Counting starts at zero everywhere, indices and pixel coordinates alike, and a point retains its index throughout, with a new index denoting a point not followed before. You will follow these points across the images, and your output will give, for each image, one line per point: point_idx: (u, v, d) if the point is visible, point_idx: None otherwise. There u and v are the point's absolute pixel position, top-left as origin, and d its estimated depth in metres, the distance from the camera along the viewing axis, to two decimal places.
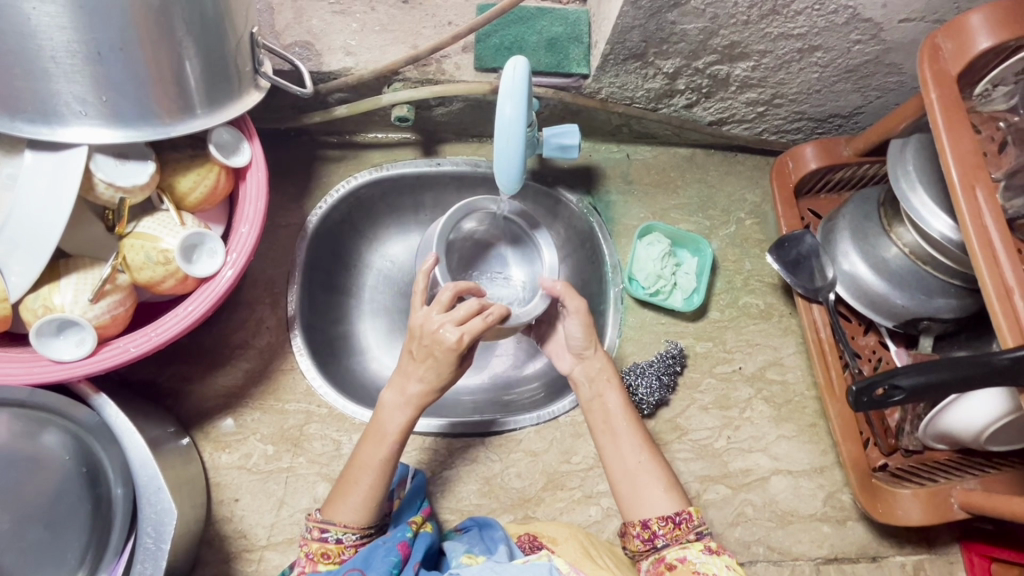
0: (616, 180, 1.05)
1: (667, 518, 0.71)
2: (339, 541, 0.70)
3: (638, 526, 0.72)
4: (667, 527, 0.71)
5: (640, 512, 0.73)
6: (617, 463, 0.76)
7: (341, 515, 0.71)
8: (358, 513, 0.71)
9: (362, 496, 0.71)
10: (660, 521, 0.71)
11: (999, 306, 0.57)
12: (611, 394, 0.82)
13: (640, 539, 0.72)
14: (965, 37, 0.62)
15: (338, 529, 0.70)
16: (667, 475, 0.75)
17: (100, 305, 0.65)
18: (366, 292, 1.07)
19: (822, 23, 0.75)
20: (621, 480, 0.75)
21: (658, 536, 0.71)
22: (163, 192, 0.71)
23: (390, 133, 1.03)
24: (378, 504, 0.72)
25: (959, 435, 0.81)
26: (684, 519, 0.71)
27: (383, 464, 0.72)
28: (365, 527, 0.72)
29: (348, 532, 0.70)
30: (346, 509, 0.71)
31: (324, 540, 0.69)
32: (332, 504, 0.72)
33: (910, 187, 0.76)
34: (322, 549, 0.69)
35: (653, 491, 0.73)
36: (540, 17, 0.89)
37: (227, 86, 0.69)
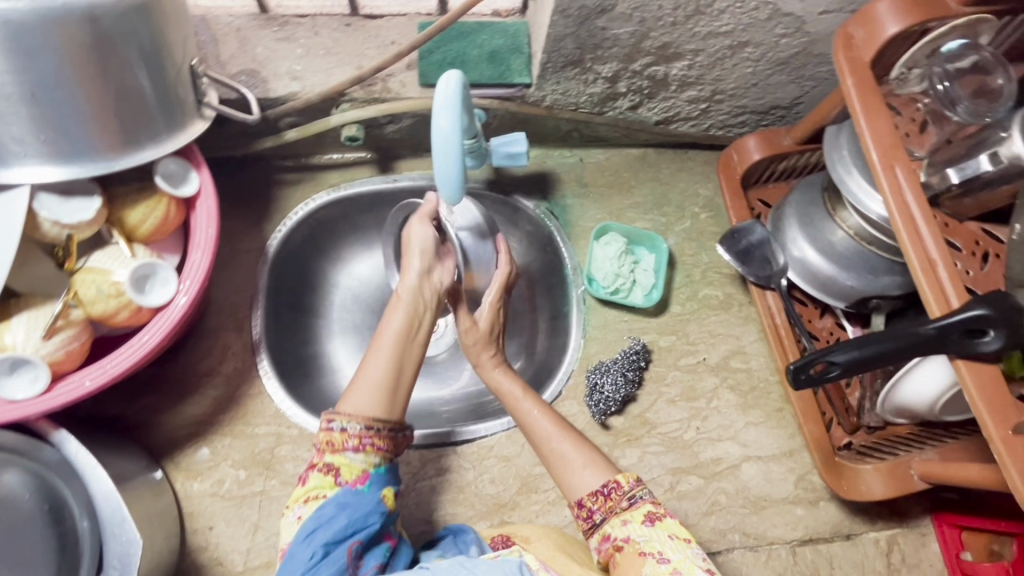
0: (571, 183, 1.07)
1: (598, 492, 0.73)
2: (344, 430, 0.69)
3: (576, 506, 0.74)
4: (600, 501, 0.73)
5: (576, 492, 0.75)
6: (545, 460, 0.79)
7: (350, 405, 0.72)
8: (364, 402, 0.72)
9: (371, 385, 0.73)
10: (592, 497, 0.73)
11: (925, 277, 0.60)
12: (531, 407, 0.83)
13: (582, 519, 0.74)
14: (875, 24, 0.65)
15: (343, 419, 0.70)
16: (593, 454, 0.77)
17: (53, 342, 0.66)
18: (334, 312, 1.08)
19: (746, 20, 0.78)
20: (557, 468, 0.78)
21: (595, 512, 0.73)
22: (113, 226, 0.72)
23: (345, 153, 1.04)
24: (390, 394, 0.74)
25: (915, 407, 0.81)
26: (613, 489, 0.73)
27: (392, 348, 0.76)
28: (372, 419, 0.71)
29: (354, 421, 0.70)
30: (354, 398, 0.72)
31: (330, 430, 0.70)
32: (345, 399, 0.73)
33: (846, 172, 0.78)
34: (328, 439, 0.69)
35: (580, 471, 0.76)
36: (480, 30, 0.91)
37: (171, 117, 0.70)
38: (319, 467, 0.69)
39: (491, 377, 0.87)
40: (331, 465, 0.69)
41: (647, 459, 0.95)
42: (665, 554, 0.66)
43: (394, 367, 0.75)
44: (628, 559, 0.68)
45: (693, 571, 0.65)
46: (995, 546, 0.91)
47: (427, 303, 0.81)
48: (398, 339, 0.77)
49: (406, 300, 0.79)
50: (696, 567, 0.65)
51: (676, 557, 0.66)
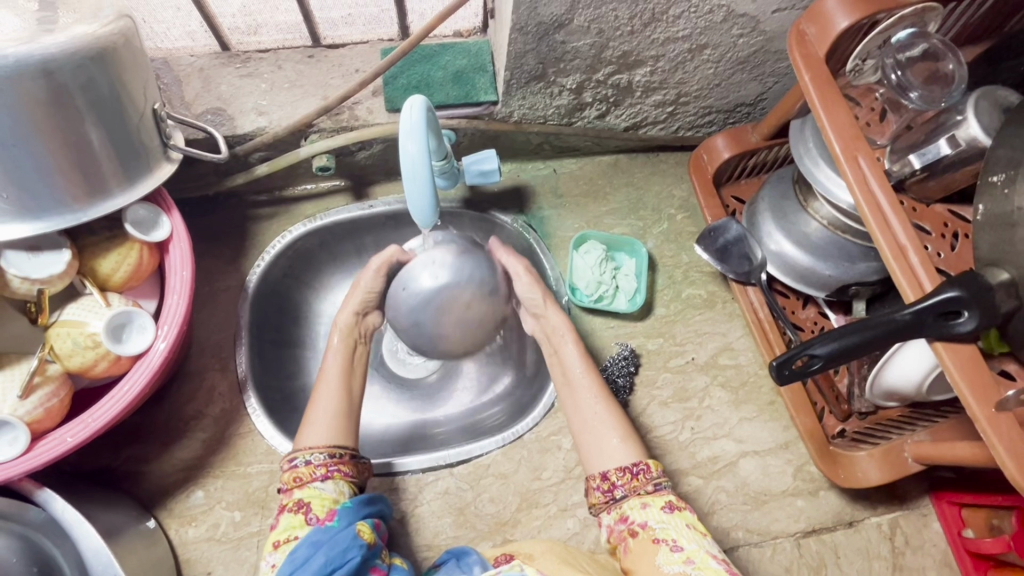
0: (547, 195, 1.07)
1: (625, 469, 0.73)
2: (309, 462, 0.71)
3: (598, 478, 0.74)
4: (625, 478, 0.72)
5: (600, 465, 0.75)
6: (576, 414, 0.80)
7: (307, 442, 0.74)
8: (323, 433, 0.74)
9: (322, 418, 0.76)
10: (618, 472, 0.73)
11: (897, 263, 0.60)
12: (568, 347, 0.86)
13: (601, 491, 0.73)
14: (825, 20, 0.66)
15: (305, 453, 0.72)
16: (624, 426, 0.78)
17: (31, 400, 0.65)
18: (320, 343, 1.07)
19: (702, 23, 0.79)
20: (584, 428, 0.79)
21: (617, 487, 0.72)
22: (85, 277, 0.71)
23: (319, 183, 1.04)
24: (346, 422, 0.77)
25: (903, 389, 0.82)
26: (643, 470, 0.73)
27: (336, 383, 0.81)
28: (334, 447, 0.73)
29: (315, 452, 0.72)
30: (309, 436, 0.75)
31: (294, 467, 0.71)
32: (300, 437, 0.75)
33: (814, 164, 0.79)
34: (293, 475, 0.71)
35: (611, 440, 0.77)
36: (443, 52, 0.91)
37: (135, 163, 0.70)
38: (288, 507, 0.69)
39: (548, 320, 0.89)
40: (302, 500, 0.69)
41: None
42: (679, 542, 0.66)
43: (344, 401, 0.79)
44: (641, 546, 0.68)
45: (706, 560, 0.64)
46: (994, 521, 0.90)
47: (359, 340, 0.88)
48: (340, 379, 0.81)
49: (344, 332, 0.87)
50: (709, 556, 0.65)
51: (690, 546, 0.66)
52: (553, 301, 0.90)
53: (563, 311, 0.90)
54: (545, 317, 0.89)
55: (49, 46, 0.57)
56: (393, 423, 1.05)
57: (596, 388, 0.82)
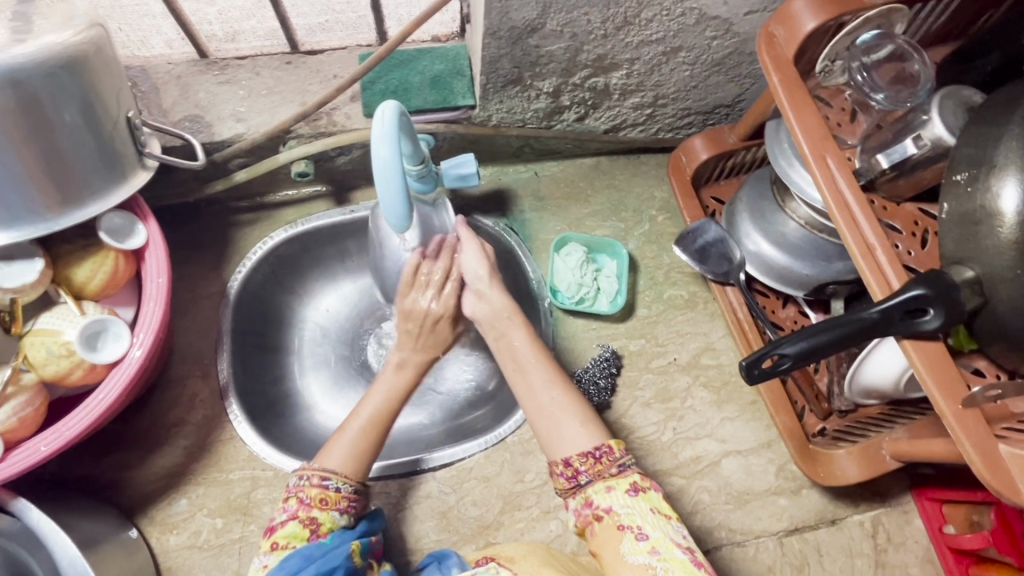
0: (529, 198, 1.08)
1: (587, 454, 0.71)
2: (339, 490, 0.72)
3: (561, 465, 0.72)
4: (589, 463, 0.71)
5: (563, 451, 0.72)
6: (530, 400, 0.77)
7: (331, 462, 0.74)
8: (349, 463, 0.74)
9: (352, 441, 0.75)
10: (581, 458, 0.71)
11: (866, 263, 0.61)
12: (516, 332, 0.81)
13: (565, 477, 0.72)
14: (793, 22, 0.66)
15: (338, 478, 0.73)
16: (586, 411, 0.75)
17: (4, 410, 0.65)
18: (304, 348, 1.07)
19: (675, 26, 0.80)
20: (540, 416, 0.75)
21: (581, 473, 0.71)
22: (60, 285, 0.71)
23: (300, 189, 1.04)
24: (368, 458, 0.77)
25: (881, 386, 0.83)
26: (605, 453, 0.71)
27: (382, 415, 0.79)
28: (353, 479, 0.74)
29: (347, 482, 0.73)
30: (338, 459, 0.74)
31: (324, 488, 0.72)
32: (324, 454, 0.75)
33: (789, 164, 0.80)
34: (321, 496, 0.71)
35: (572, 427, 0.73)
36: (420, 57, 0.92)
37: (111, 171, 0.70)
38: (299, 517, 0.70)
39: (489, 300, 0.82)
40: (315, 518, 0.71)
41: None
42: (644, 530, 0.66)
43: (385, 422, 0.78)
44: (606, 531, 0.68)
45: (671, 550, 0.65)
46: (974, 517, 0.91)
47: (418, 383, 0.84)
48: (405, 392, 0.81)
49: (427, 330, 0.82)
50: (674, 546, 0.65)
51: (656, 535, 0.66)
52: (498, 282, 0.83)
53: (507, 293, 0.83)
54: (488, 298, 0.82)
55: (18, 57, 0.57)
56: None
57: (550, 375, 0.78)
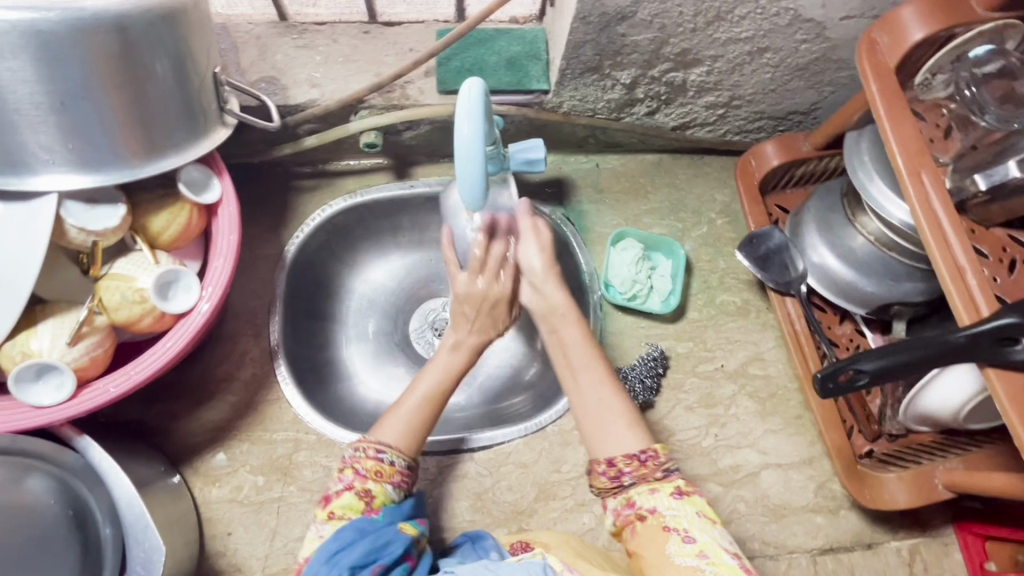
0: (587, 189, 1.07)
1: (633, 456, 0.70)
2: (393, 463, 0.72)
3: (604, 464, 0.71)
4: (633, 465, 0.70)
5: (605, 450, 0.72)
6: (577, 403, 0.75)
7: (389, 438, 0.74)
8: (405, 435, 0.74)
9: (408, 416, 0.75)
10: (626, 458, 0.70)
11: (954, 286, 0.59)
12: (568, 330, 0.79)
13: (607, 477, 0.71)
14: (899, 30, 0.64)
15: (392, 452, 0.73)
16: (631, 411, 0.73)
17: (78, 348, 0.66)
18: (350, 318, 1.08)
19: (767, 26, 0.78)
20: (587, 414, 0.74)
21: (625, 474, 0.70)
22: (136, 233, 0.72)
23: (362, 160, 1.05)
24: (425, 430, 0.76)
25: (937, 416, 0.82)
26: (650, 457, 0.70)
27: (442, 394, 0.78)
28: (409, 454, 0.74)
29: (401, 456, 0.73)
30: (395, 433, 0.74)
31: (378, 460, 0.72)
32: (379, 428, 0.75)
33: (867, 177, 0.78)
34: (376, 468, 0.72)
35: (617, 428, 0.72)
36: (498, 37, 0.91)
37: (193, 126, 0.70)
38: (354, 489, 0.71)
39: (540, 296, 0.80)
40: (370, 491, 0.71)
41: None
42: (691, 533, 0.66)
43: (440, 398, 0.78)
44: (649, 531, 0.67)
45: (720, 555, 0.64)
46: (1020, 557, 0.89)
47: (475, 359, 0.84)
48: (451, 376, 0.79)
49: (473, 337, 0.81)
50: (723, 551, 0.64)
51: (703, 539, 0.65)
52: (557, 275, 0.81)
53: (564, 287, 0.81)
54: (545, 291, 0.80)
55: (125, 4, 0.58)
56: None
57: (601, 373, 0.76)
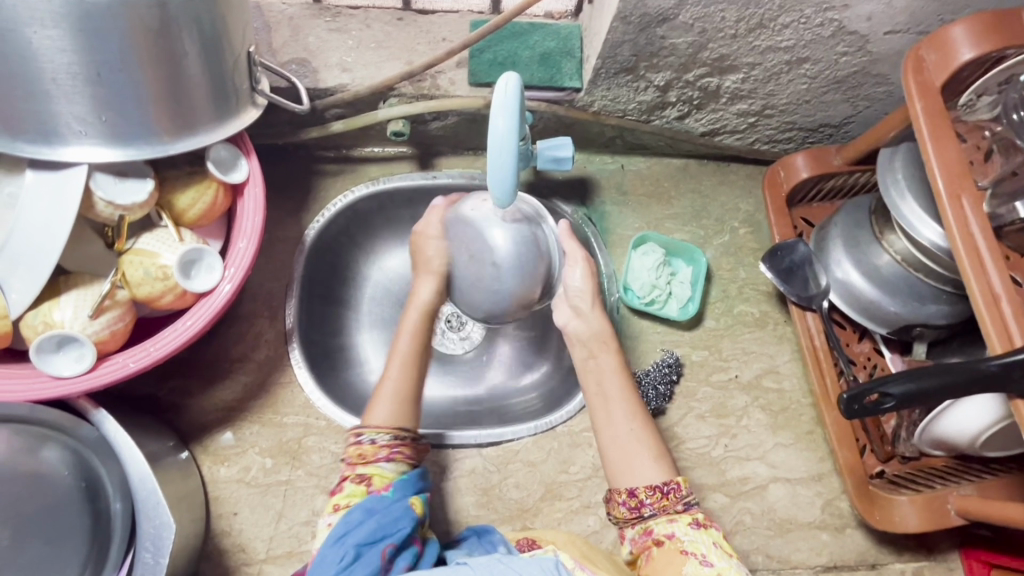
0: (611, 190, 1.06)
1: (655, 488, 0.71)
2: (374, 441, 0.73)
3: (624, 494, 0.72)
4: (655, 497, 0.71)
5: (628, 480, 0.73)
6: (607, 431, 0.77)
7: (375, 418, 0.75)
8: (392, 415, 0.75)
9: (390, 396, 0.77)
10: (648, 490, 0.71)
11: (988, 313, 0.58)
12: (606, 359, 0.81)
13: (627, 507, 0.72)
14: (948, 49, 0.64)
15: (372, 431, 0.73)
16: (658, 446, 0.75)
17: (100, 321, 0.67)
18: (364, 305, 1.07)
19: (808, 36, 0.77)
20: (613, 445, 0.76)
21: (645, 505, 0.71)
22: (162, 209, 0.72)
23: (386, 147, 1.04)
24: (411, 404, 0.77)
25: (954, 440, 0.81)
26: (672, 489, 0.71)
27: (406, 365, 0.79)
28: (399, 429, 0.75)
29: (381, 433, 0.73)
30: (378, 415, 0.75)
31: (359, 443, 0.73)
32: (368, 412, 0.76)
33: (899, 196, 0.76)
34: (358, 451, 0.73)
35: (642, 460, 0.74)
36: (533, 31, 0.90)
37: (225, 105, 0.70)
38: (352, 477, 0.71)
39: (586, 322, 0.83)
40: (364, 475, 0.71)
41: None
42: (708, 558, 0.66)
43: (415, 374, 0.79)
44: (665, 556, 0.68)
45: None
46: None
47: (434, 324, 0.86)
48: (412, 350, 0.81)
49: (417, 306, 0.84)
50: None
51: (721, 564, 0.66)
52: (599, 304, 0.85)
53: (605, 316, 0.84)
54: (586, 317, 0.83)
55: None
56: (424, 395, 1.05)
57: (634, 408, 0.78)
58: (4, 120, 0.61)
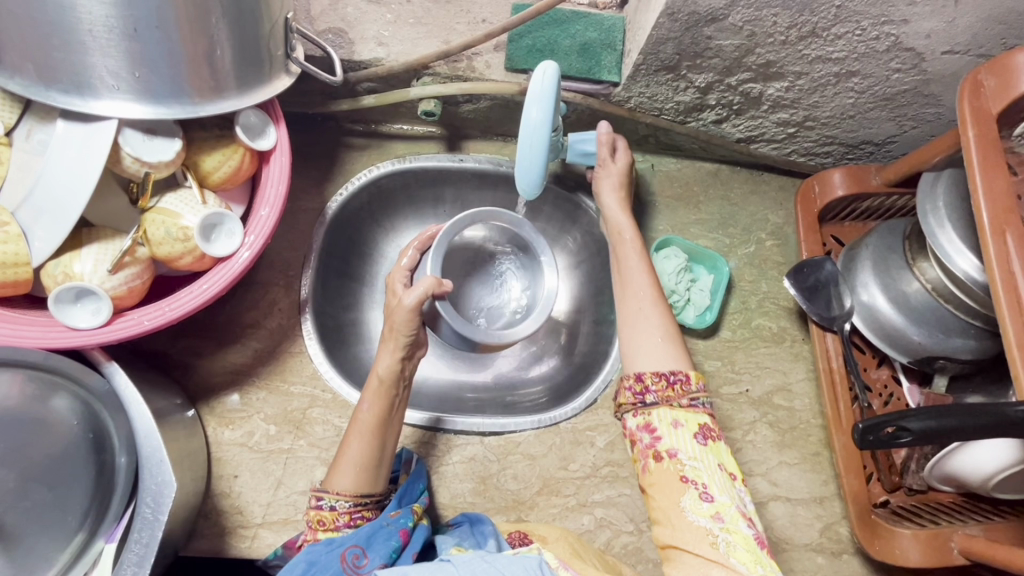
0: (639, 189, 1.04)
1: (662, 375, 0.71)
2: (333, 508, 0.72)
3: (632, 378, 0.72)
4: (660, 385, 0.70)
5: (637, 366, 0.73)
6: (629, 305, 0.79)
7: (336, 484, 0.73)
8: (354, 480, 0.74)
9: (354, 461, 0.74)
10: (654, 376, 0.71)
11: (1019, 354, 0.56)
12: (633, 258, 0.83)
13: (633, 392, 0.71)
14: (1009, 75, 0.62)
15: (332, 497, 0.72)
16: (669, 328, 0.76)
17: (118, 277, 0.67)
18: (379, 281, 1.07)
19: (862, 49, 0.74)
20: (629, 322, 0.77)
21: (649, 391, 0.70)
22: (188, 170, 0.72)
23: (416, 126, 1.03)
24: (375, 470, 0.75)
25: (966, 479, 0.79)
26: (681, 381, 0.71)
27: (370, 433, 0.75)
28: (360, 496, 0.74)
29: (342, 500, 0.73)
30: (341, 479, 0.73)
31: (319, 508, 0.72)
32: (330, 475, 0.74)
33: (938, 223, 0.74)
34: (317, 516, 0.72)
35: (651, 337, 0.75)
36: (575, 20, 0.88)
37: (258, 70, 0.69)
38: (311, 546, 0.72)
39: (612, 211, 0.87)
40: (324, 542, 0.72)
41: None
42: (710, 490, 0.65)
43: (379, 442, 0.76)
44: (665, 475, 0.67)
45: (736, 520, 0.64)
46: None
47: (404, 385, 0.80)
48: (376, 425, 0.76)
49: (387, 384, 0.77)
50: (740, 517, 0.64)
51: (721, 499, 0.65)
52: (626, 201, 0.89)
53: (630, 215, 0.88)
54: (615, 222, 0.87)
55: None
56: (430, 377, 1.04)
57: (654, 294, 0.80)
58: (39, 68, 0.61)
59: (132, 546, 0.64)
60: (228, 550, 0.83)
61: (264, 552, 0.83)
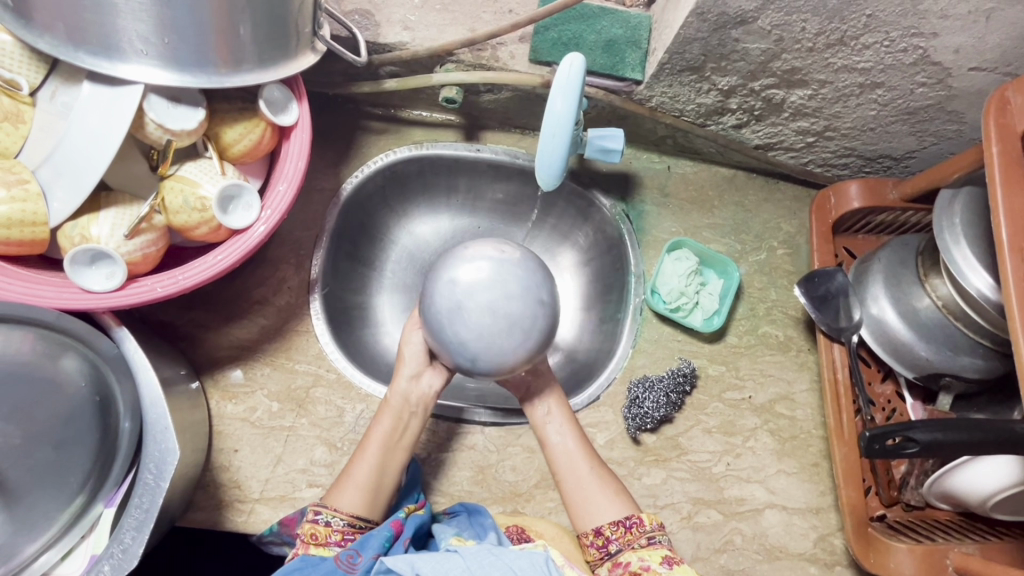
0: (653, 190, 1.03)
1: (618, 523, 0.75)
2: (329, 523, 0.71)
3: (592, 535, 0.76)
4: (619, 532, 0.74)
5: (594, 520, 0.76)
6: (570, 471, 0.79)
7: (337, 502, 0.73)
8: (357, 500, 0.73)
9: (359, 479, 0.75)
10: (612, 526, 0.75)
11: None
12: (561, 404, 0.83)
13: (595, 547, 0.75)
14: None
15: (329, 512, 0.71)
16: (616, 482, 0.79)
17: (134, 242, 0.67)
18: (388, 267, 1.08)
19: (888, 60, 0.74)
20: (573, 490, 0.78)
21: (611, 542, 0.74)
22: (209, 140, 0.72)
23: (435, 113, 1.03)
24: (376, 490, 0.75)
25: (965, 497, 0.79)
26: (635, 524, 0.74)
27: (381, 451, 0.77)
28: (358, 518, 0.73)
29: (338, 516, 0.71)
30: (347, 497, 0.73)
31: (315, 522, 0.71)
32: (332, 492, 0.74)
33: (954, 240, 0.73)
34: (313, 530, 0.70)
35: (604, 499, 0.77)
36: (602, 16, 0.88)
37: (285, 46, 0.70)
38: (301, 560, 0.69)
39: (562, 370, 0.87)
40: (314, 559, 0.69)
41: (670, 483, 0.91)
42: None
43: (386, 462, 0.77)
44: None
45: None
46: None
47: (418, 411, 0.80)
48: (386, 442, 0.77)
49: (395, 408, 0.79)
50: None
51: None
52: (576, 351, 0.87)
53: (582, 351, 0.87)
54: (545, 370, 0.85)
55: None
56: None
57: (588, 452, 0.81)
58: (69, 29, 0.61)
59: (132, 511, 0.64)
60: (224, 524, 0.83)
61: (259, 527, 0.83)
